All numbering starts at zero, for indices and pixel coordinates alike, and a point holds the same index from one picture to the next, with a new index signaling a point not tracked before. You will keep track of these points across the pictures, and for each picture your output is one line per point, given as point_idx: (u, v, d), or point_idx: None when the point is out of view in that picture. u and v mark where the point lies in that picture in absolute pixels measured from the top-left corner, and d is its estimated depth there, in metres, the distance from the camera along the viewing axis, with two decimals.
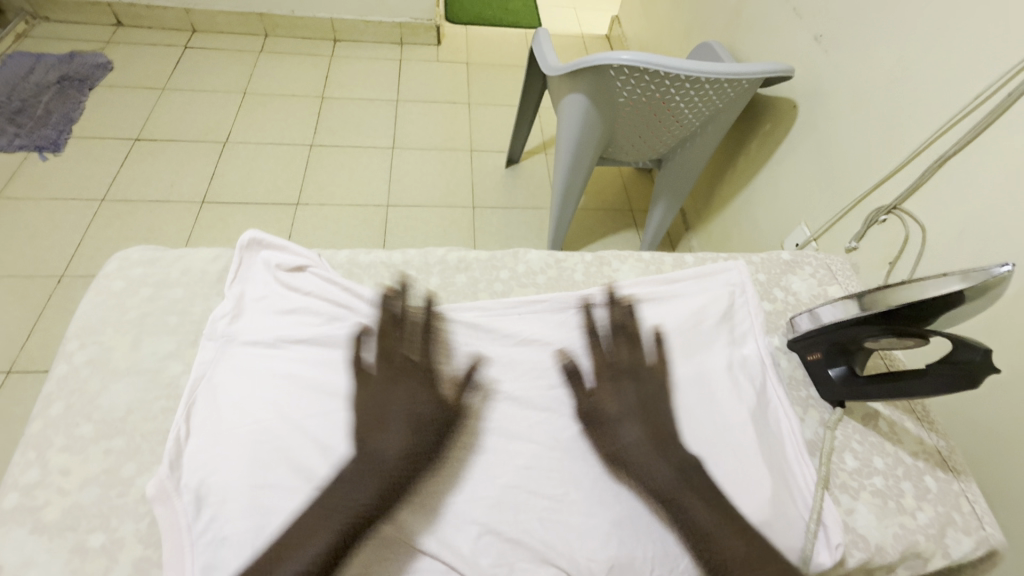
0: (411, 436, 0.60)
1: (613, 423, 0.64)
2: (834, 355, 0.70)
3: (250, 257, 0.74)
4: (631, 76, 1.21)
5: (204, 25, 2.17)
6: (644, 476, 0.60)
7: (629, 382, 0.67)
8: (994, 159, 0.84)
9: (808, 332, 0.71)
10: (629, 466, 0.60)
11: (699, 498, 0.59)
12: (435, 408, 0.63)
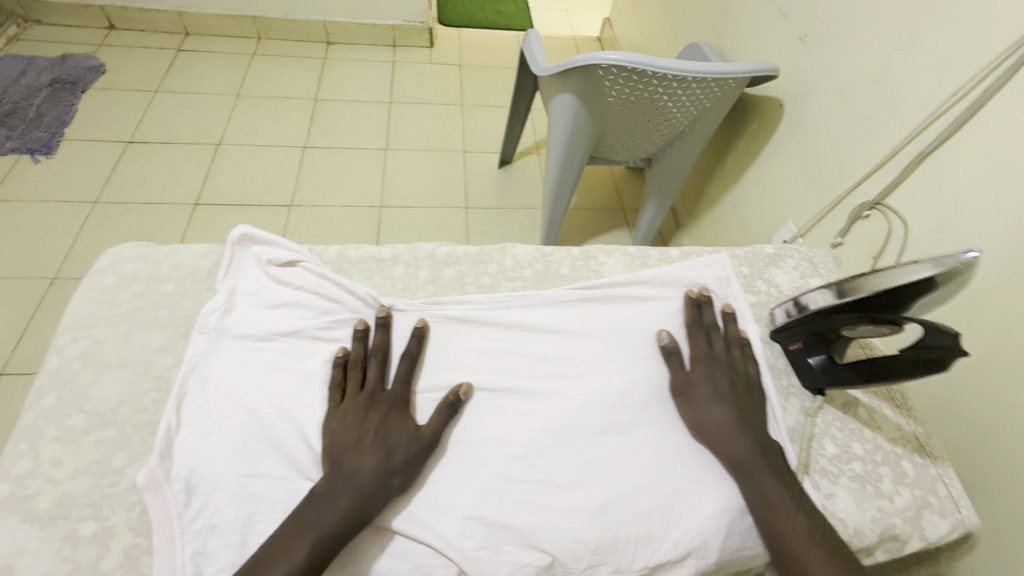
0: (382, 453, 0.57)
1: (705, 399, 0.65)
2: (814, 344, 0.72)
3: (242, 252, 0.74)
4: (619, 75, 1.22)
5: (197, 27, 2.18)
6: (724, 448, 0.61)
7: (721, 368, 0.68)
8: (970, 154, 0.86)
9: (790, 322, 0.73)
10: (708, 436, 0.63)
11: (770, 472, 0.60)
12: (386, 405, 0.61)
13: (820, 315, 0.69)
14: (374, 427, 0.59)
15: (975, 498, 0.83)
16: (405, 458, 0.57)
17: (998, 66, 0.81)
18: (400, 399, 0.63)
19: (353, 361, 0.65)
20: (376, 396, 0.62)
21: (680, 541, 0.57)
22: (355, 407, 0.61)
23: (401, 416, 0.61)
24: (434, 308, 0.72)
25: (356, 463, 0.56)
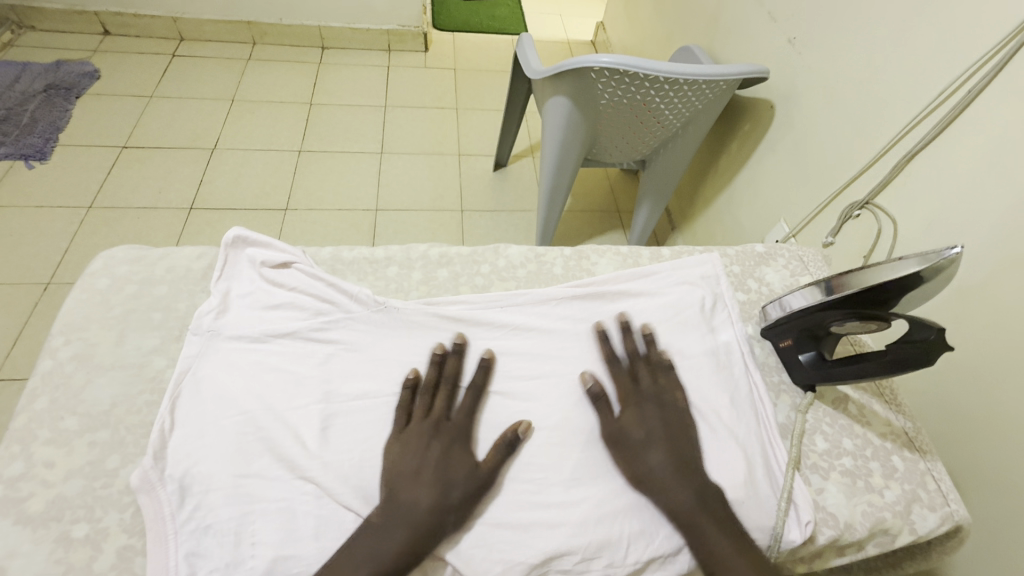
0: (438, 487, 0.56)
1: (637, 448, 0.61)
2: (802, 341, 0.72)
3: (236, 254, 0.75)
4: (611, 78, 1.24)
5: (192, 33, 2.19)
6: (661, 498, 0.58)
7: (662, 405, 0.65)
8: (957, 153, 0.87)
9: (778, 320, 0.73)
10: (645, 485, 0.59)
11: (712, 519, 0.57)
12: (450, 436, 0.60)
13: (807, 314, 0.69)
14: (433, 458, 0.58)
15: (965, 493, 0.84)
16: (461, 496, 0.56)
17: (982, 67, 0.82)
18: (463, 431, 0.61)
19: (426, 386, 0.65)
20: (440, 424, 0.61)
21: (672, 536, 0.58)
22: (416, 435, 0.60)
23: (462, 449, 0.60)
24: (429, 307, 0.73)
25: (415, 496, 0.55)
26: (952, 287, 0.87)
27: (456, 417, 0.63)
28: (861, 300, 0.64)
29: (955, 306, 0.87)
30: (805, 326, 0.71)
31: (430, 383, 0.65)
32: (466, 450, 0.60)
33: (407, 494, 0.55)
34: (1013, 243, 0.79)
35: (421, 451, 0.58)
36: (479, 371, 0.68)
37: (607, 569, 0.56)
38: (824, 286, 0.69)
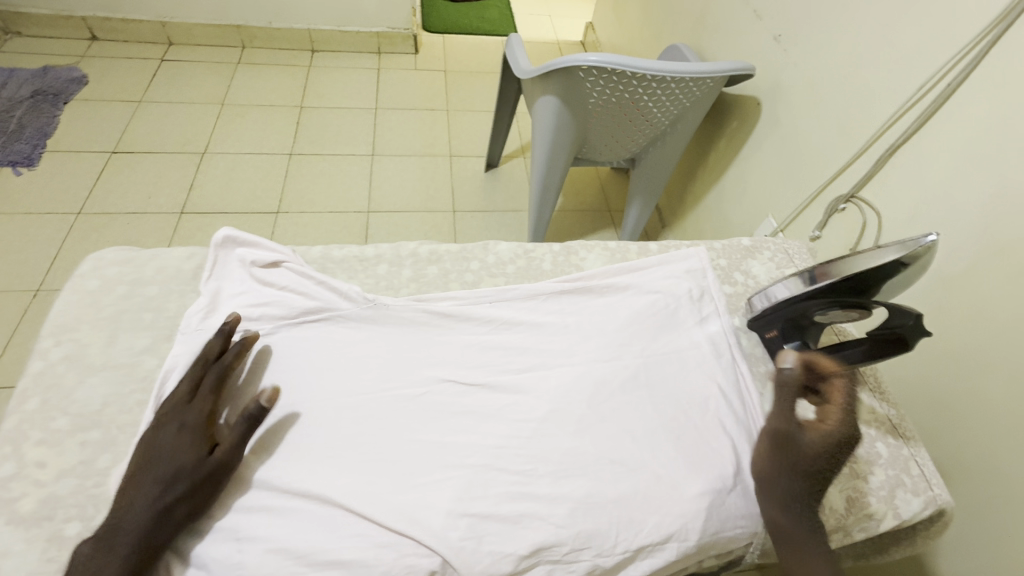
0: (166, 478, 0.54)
1: (781, 451, 0.61)
2: (789, 331, 0.74)
3: (225, 254, 0.75)
4: (600, 77, 1.25)
5: (180, 37, 2.18)
6: (776, 508, 0.59)
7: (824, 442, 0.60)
8: (937, 146, 0.89)
9: (767, 312, 0.74)
10: (767, 491, 0.60)
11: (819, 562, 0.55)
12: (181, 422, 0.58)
13: (794, 305, 0.71)
14: (166, 445, 0.57)
15: (949, 477, 0.85)
16: (186, 487, 0.54)
17: (960, 61, 0.84)
18: (202, 413, 0.59)
19: (200, 363, 0.63)
20: (188, 409, 0.59)
21: (660, 524, 0.58)
22: (166, 416, 0.59)
23: (194, 431, 0.57)
24: (418, 303, 0.74)
25: (138, 491, 0.54)
26: (934, 277, 0.89)
27: (196, 399, 0.60)
28: (842, 289, 0.66)
29: (937, 296, 0.88)
30: (793, 317, 0.72)
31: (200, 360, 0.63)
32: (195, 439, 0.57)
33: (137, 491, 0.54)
34: (992, 233, 0.81)
35: (151, 446, 0.57)
36: (467, 368, 0.69)
37: (597, 557, 0.57)
38: (807, 276, 0.71)
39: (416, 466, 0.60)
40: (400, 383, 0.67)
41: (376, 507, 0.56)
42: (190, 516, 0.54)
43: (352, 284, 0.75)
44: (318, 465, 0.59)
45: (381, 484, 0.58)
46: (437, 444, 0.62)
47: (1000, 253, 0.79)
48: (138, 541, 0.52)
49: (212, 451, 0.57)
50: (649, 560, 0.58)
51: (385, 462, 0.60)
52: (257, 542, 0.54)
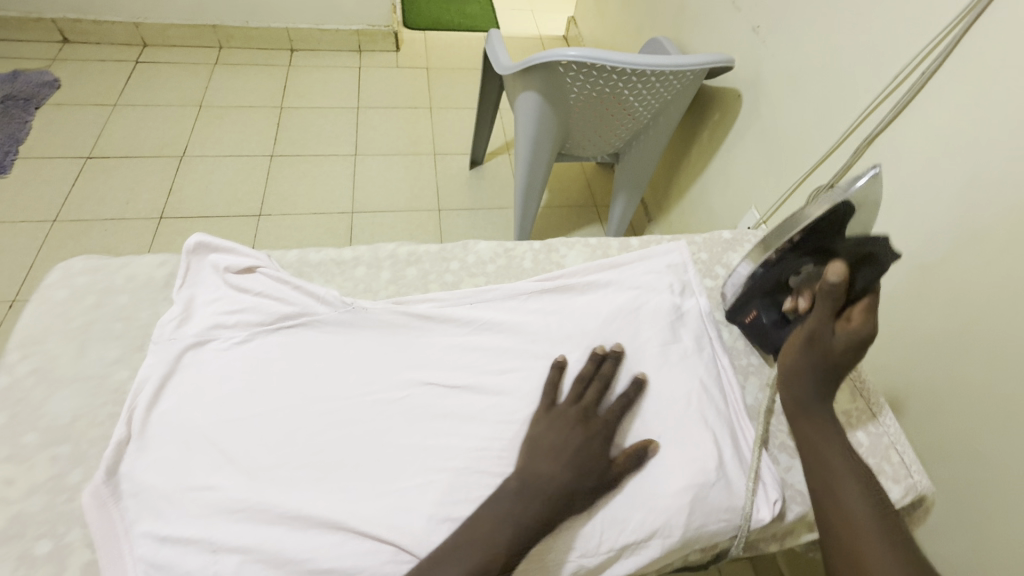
0: (575, 479, 0.57)
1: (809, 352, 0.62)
2: (766, 309, 0.75)
3: (198, 261, 0.73)
4: (580, 72, 1.24)
5: (155, 38, 2.14)
6: (810, 441, 0.60)
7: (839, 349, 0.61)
8: (913, 135, 0.90)
9: (740, 298, 0.77)
10: (802, 422, 0.61)
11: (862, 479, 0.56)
12: (600, 432, 0.62)
13: (760, 279, 0.74)
14: (548, 446, 0.60)
15: (931, 463, 0.87)
16: (592, 488, 0.58)
17: (933, 50, 0.85)
18: (610, 425, 0.63)
19: (578, 379, 0.67)
20: (589, 416, 0.63)
21: (644, 521, 0.59)
22: (568, 418, 0.62)
23: (594, 434, 0.61)
24: (397, 306, 0.73)
25: (553, 477, 0.57)
26: (912, 266, 0.90)
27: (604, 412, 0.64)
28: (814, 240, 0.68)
29: (917, 283, 0.89)
30: (764, 293, 0.74)
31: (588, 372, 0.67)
32: (604, 448, 0.61)
33: (542, 477, 0.57)
34: (968, 220, 0.81)
35: (564, 441, 0.60)
36: (447, 369, 0.69)
37: (581, 558, 0.57)
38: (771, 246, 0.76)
39: (398, 473, 0.59)
40: (380, 387, 0.66)
41: (359, 517, 0.55)
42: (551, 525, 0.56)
43: (331, 288, 0.74)
44: (295, 476, 0.58)
45: (364, 491, 0.58)
46: (418, 448, 0.61)
47: (975, 241, 0.80)
48: (513, 534, 0.53)
49: (595, 458, 0.60)
50: (634, 557, 0.58)
51: (367, 467, 0.59)
52: (233, 552, 0.53)
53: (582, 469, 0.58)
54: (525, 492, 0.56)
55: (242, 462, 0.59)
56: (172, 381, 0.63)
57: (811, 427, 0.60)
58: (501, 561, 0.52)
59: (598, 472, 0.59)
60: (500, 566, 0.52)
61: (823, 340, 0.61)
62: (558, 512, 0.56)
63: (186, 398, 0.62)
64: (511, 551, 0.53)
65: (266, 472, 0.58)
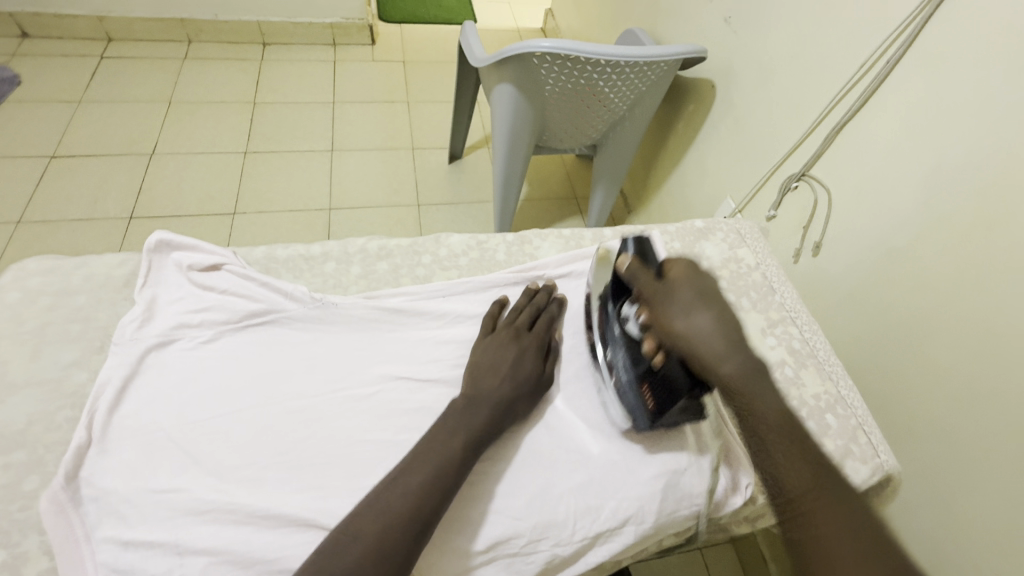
0: (514, 389, 0.63)
1: (688, 307, 0.64)
2: (649, 374, 0.64)
3: (160, 259, 0.71)
4: (554, 63, 1.23)
5: (120, 32, 2.07)
6: (782, 476, 0.52)
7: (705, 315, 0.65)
8: (879, 122, 0.91)
9: (627, 394, 0.64)
10: (769, 457, 0.54)
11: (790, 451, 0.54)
12: (532, 345, 0.68)
13: (619, 362, 0.66)
14: (490, 365, 0.65)
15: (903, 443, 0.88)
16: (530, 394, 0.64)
17: (897, 38, 0.86)
18: (544, 342, 0.70)
19: (515, 308, 0.73)
20: (522, 334, 0.69)
21: (618, 508, 0.59)
22: (506, 339, 0.68)
23: (527, 349, 0.68)
24: (369, 301, 0.72)
25: (489, 387, 0.63)
26: (880, 250, 0.92)
27: (537, 330, 0.71)
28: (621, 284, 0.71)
29: (884, 268, 0.91)
30: (634, 367, 0.65)
31: (520, 301, 0.74)
32: (535, 361, 0.67)
33: (485, 388, 0.62)
34: (931, 204, 0.83)
35: (497, 355, 0.66)
36: (419, 363, 0.68)
37: (555, 547, 0.57)
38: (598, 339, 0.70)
39: (370, 469, 0.59)
40: (351, 383, 0.65)
41: (331, 514, 0.54)
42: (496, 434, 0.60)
43: (300, 285, 0.73)
44: (264, 474, 0.57)
45: (334, 488, 0.57)
46: (389, 443, 0.61)
47: (937, 225, 0.82)
48: (466, 446, 0.57)
49: (526, 370, 0.66)
50: (608, 544, 0.59)
51: (337, 464, 0.59)
52: (198, 554, 0.52)
53: (516, 380, 0.64)
54: (472, 405, 0.60)
55: (208, 462, 0.57)
56: (134, 383, 0.62)
57: (776, 460, 0.54)
58: (458, 457, 0.55)
59: (530, 381, 0.65)
60: (452, 476, 0.54)
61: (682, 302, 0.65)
62: (503, 420, 0.61)
63: (150, 400, 0.61)
64: (466, 449, 0.56)
65: (233, 472, 0.57)
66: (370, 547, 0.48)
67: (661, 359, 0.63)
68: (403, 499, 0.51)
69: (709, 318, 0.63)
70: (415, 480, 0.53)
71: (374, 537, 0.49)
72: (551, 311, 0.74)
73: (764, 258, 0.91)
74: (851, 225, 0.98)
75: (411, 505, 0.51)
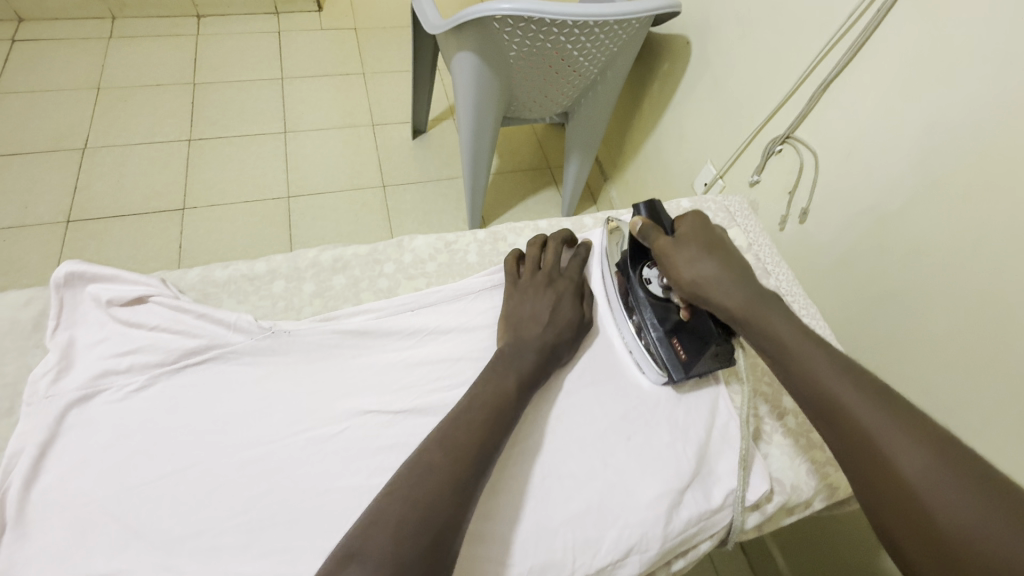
0: (554, 332, 0.63)
1: (692, 253, 0.59)
2: (678, 329, 0.64)
3: (74, 295, 0.61)
4: (516, 26, 1.11)
5: (31, 11, 1.83)
6: (811, 382, 0.49)
7: (715, 255, 0.59)
8: (871, 78, 0.84)
9: (657, 348, 0.64)
10: (792, 368, 0.51)
11: (866, 403, 0.46)
12: (564, 285, 0.69)
13: (645, 321, 0.66)
14: (529, 313, 0.65)
15: None
16: (572, 334, 0.65)
17: None
18: (577, 283, 0.69)
19: (539, 248, 0.72)
20: (555, 276, 0.69)
21: (619, 538, 0.54)
22: (536, 283, 0.68)
23: (562, 290, 0.68)
24: (327, 324, 0.64)
25: (531, 332, 0.63)
26: (872, 216, 0.87)
27: (568, 272, 0.70)
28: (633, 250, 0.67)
29: (879, 235, 0.86)
30: (661, 324, 0.64)
31: (538, 246, 0.72)
32: (572, 301, 0.67)
33: (527, 333, 0.63)
34: (929, 167, 0.77)
35: (530, 300, 0.66)
36: (387, 393, 0.61)
37: None
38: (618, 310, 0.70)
39: (340, 522, 0.52)
40: (314, 423, 0.58)
41: None
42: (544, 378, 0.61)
43: (245, 312, 0.64)
44: (216, 545, 0.50)
45: (299, 551, 0.50)
46: (359, 490, 0.54)
47: (934, 190, 0.77)
48: (488, 423, 0.52)
49: (564, 310, 0.66)
50: None
51: (304, 519, 0.52)
52: None
53: (556, 323, 0.64)
54: (516, 350, 0.60)
55: (150, 535, 0.50)
56: (56, 448, 0.54)
57: (832, 414, 0.47)
58: (466, 463, 0.49)
59: (570, 322, 0.65)
60: (458, 496, 0.46)
61: (689, 253, 0.60)
62: (549, 363, 0.62)
63: (76, 467, 0.53)
64: (478, 450, 0.50)
65: (183, 544, 0.50)
66: (445, 478, 0.47)
67: (689, 314, 0.62)
68: (456, 454, 0.49)
69: (716, 261, 0.58)
70: (477, 416, 0.52)
71: (447, 468, 0.48)
72: (577, 248, 0.74)
73: (755, 238, 0.85)
74: (841, 191, 0.92)
75: (479, 438, 0.51)
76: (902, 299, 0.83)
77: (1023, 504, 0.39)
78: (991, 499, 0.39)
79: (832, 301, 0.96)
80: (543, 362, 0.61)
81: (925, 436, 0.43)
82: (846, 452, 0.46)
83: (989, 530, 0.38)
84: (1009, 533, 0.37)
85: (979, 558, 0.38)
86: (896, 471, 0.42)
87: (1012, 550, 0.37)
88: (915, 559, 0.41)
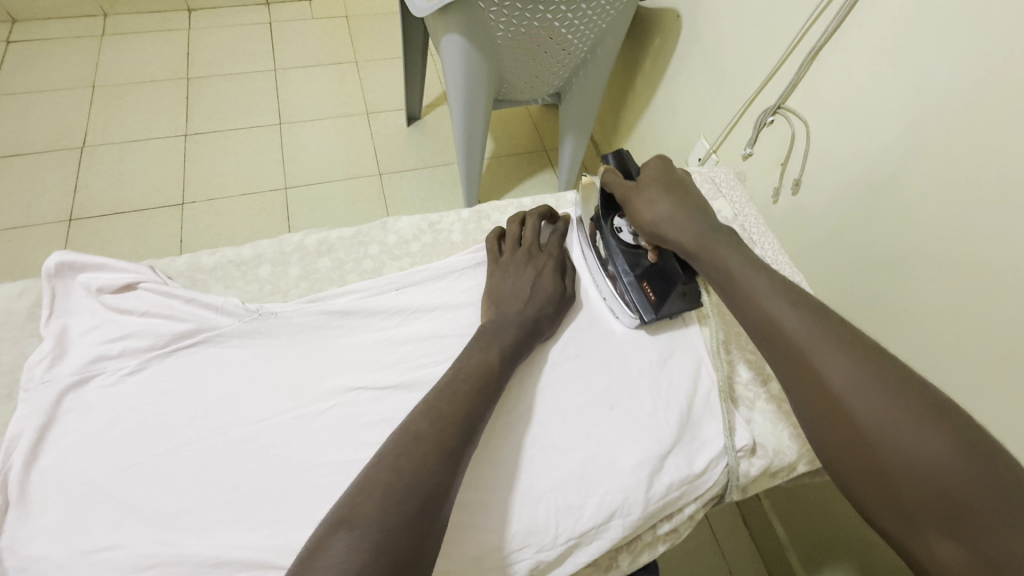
0: (534, 307, 0.64)
1: (653, 194, 0.64)
2: (648, 273, 0.67)
3: (65, 285, 0.62)
4: (502, 5, 1.11)
5: (24, 12, 1.84)
6: (754, 305, 0.53)
7: (675, 196, 0.64)
8: (860, 43, 0.82)
9: (630, 292, 0.66)
10: (737, 293, 0.55)
11: (802, 322, 0.50)
12: (543, 261, 0.69)
13: (617, 269, 0.68)
14: (511, 289, 0.66)
15: None
16: (553, 308, 0.66)
17: None
18: (557, 258, 0.70)
19: (518, 225, 0.73)
20: (535, 253, 0.70)
21: (602, 504, 0.56)
22: (516, 261, 0.69)
23: (543, 267, 0.68)
24: (312, 305, 0.66)
25: (513, 308, 0.64)
26: (864, 184, 0.86)
27: (547, 248, 0.71)
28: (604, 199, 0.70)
29: (870, 203, 0.85)
30: (632, 269, 0.67)
31: (517, 223, 0.73)
32: (553, 277, 0.68)
33: (508, 309, 0.64)
34: (920, 131, 0.76)
35: (510, 277, 0.67)
36: (373, 372, 0.62)
37: (538, 554, 0.54)
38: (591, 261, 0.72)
39: (329, 494, 0.53)
40: (302, 401, 0.59)
41: (289, 552, 0.50)
42: (526, 351, 0.62)
43: (234, 298, 0.65)
44: (212, 519, 0.52)
45: (293, 523, 0.52)
46: (347, 466, 0.55)
47: (924, 152, 0.76)
48: (473, 392, 0.54)
49: (546, 285, 0.66)
50: (596, 543, 0.55)
51: (297, 493, 0.53)
52: None
53: (537, 299, 0.65)
54: (499, 324, 0.61)
55: (146, 512, 0.52)
56: (53, 432, 0.56)
57: (770, 335, 0.51)
58: (450, 430, 0.50)
59: (552, 296, 0.66)
60: (443, 463, 0.48)
61: (652, 197, 0.64)
62: (531, 336, 0.63)
63: (74, 449, 0.55)
64: (461, 418, 0.51)
65: (179, 519, 0.52)
66: (431, 447, 0.48)
67: (656, 256, 0.67)
68: (438, 424, 0.50)
69: (675, 202, 0.63)
70: (461, 387, 0.54)
71: (432, 434, 0.49)
72: (556, 226, 0.74)
73: (741, 209, 0.85)
74: (833, 159, 0.90)
75: (464, 409, 0.52)
76: (893, 266, 0.82)
77: (935, 403, 0.43)
78: (910, 406, 0.43)
79: (824, 270, 0.95)
80: (525, 336, 0.62)
81: (853, 345, 0.47)
82: (782, 369, 0.50)
83: (900, 428, 0.42)
84: (916, 431, 0.42)
85: (891, 452, 0.42)
86: (824, 381, 0.46)
87: (921, 445, 0.41)
88: (837, 457, 0.46)
